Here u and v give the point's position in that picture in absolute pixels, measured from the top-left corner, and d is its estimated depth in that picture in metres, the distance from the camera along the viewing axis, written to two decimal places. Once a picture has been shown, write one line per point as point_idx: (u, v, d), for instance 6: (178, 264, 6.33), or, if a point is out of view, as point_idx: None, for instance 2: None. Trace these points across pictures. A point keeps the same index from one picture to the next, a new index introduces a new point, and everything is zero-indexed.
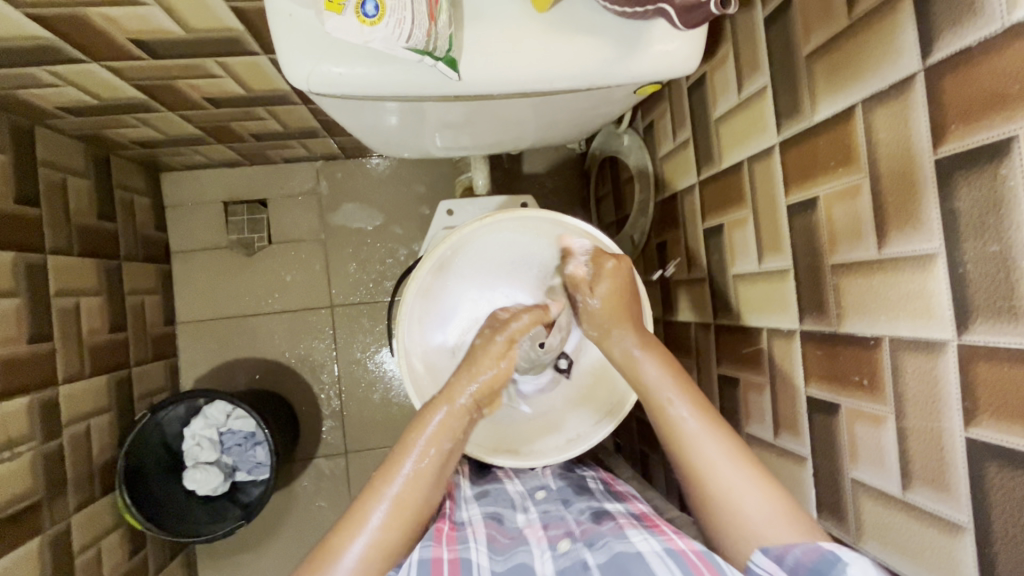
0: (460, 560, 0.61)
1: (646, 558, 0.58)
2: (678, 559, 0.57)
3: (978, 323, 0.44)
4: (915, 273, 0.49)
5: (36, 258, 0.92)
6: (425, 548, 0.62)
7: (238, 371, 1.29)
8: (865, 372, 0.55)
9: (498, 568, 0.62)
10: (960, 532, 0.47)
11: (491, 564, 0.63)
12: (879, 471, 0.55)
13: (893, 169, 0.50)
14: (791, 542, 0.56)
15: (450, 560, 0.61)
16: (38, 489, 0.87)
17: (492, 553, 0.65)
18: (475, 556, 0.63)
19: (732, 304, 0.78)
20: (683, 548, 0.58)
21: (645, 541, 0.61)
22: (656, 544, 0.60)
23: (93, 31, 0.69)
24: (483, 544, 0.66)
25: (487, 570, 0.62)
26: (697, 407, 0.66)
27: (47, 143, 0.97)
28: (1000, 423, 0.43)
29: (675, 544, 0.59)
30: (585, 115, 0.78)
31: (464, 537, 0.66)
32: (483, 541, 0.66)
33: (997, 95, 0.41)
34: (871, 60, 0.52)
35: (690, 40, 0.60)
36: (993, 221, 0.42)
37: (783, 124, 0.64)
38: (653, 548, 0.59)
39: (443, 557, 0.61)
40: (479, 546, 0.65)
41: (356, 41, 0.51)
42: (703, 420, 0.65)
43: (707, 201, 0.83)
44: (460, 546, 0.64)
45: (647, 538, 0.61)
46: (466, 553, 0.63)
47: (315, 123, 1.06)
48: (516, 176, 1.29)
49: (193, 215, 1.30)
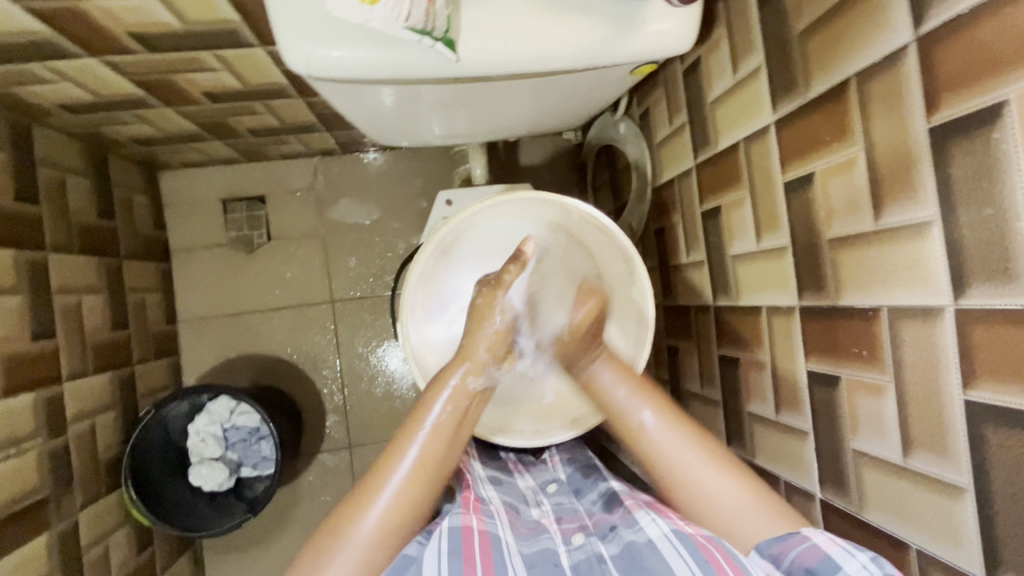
0: (489, 534, 0.62)
1: (656, 546, 0.59)
2: (686, 541, 0.57)
3: (974, 287, 0.45)
4: (911, 242, 0.50)
5: (37, 256, 0.92)
6: (455, 516, 0.63)
7: (240, 367, 1.29)
8: (864, 343, 0.56)
9: (525, 550, 0.63)
10: (961, 494, 0.47)
11: (518, 545, 0.64)
12: (881, 440, 0.56)
13: (888, 141, 0.51)
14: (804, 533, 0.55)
15: (479, 532, 0.62)
16: (45, 485, 0.87)
17: (516, 535, 0.66)
18: (502, 532, 0.63)
19: (731, 285, 0.79)
20: (690, 531, 0.59)
21: (653, 524, 0.61)
22: (664, 526, 0.60)
23: (90, 24, 0.69)
24: (508, 525, 0.66)
25: (515, 549, 0.62)
26: (654, 403, 0.67)
27: (45, 142, 0.97)
28: (997, 384, 0.43)
29: (684, 527, 0.60)
30: (582, 97, 0.79)
31: (490, 511, 0.67)
32: (507, 521, 0.67)
33: (988, 61, 0.42)
34: (864, 34, 0.52)
35: (685, 18, 0.61)
36: (987, 185, 0.43)
37: (777, 102, 0.65)
38: (661, 532, 0.60)
39: (472, 526, 0.62)
40: (505, 524, 0.66)
41: (356, 20, 0.53)
42: (662, 419, 0.66)
43: (704, 184, 0.83)
44: (488, 519, 0.65)
45: (654, 519, 0.62)
46: (494, 527, 0.63)
47: (312, 117, 1.06)
48: (514, 167, 1.30)
49: (191, 213, 1.30)
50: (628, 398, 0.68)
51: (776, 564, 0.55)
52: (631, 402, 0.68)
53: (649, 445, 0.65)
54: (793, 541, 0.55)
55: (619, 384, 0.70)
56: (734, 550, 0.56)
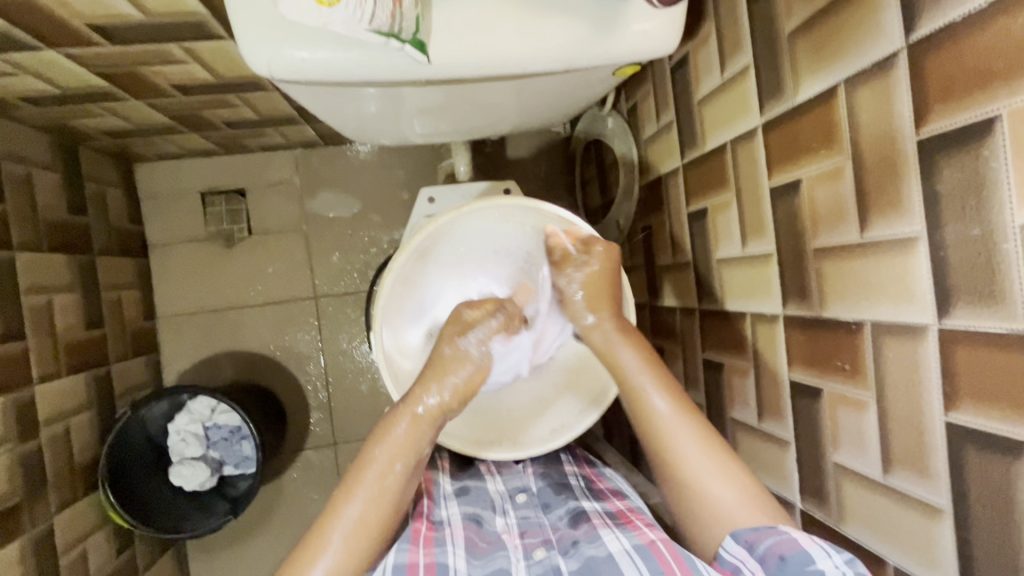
0: (436, 564, 0.62)
1: (615, 559, 0.60)
2: (646, 553, 0.59)
3: (959, 307, 0.43)
4: (897, 256, 0.48)
5: (3, 257, 0.89)
6: (400, 553, 0.63)
7: (223, 364, 1.27)
8: (846, 357, 0.55)
9: (476, 573, 0.63)
10: (939, 515, 0.47)
11: (469, 568, 0.64)
12: (862, 455, 0.55)
13: (876, 153, 0.49)
14: (761, 532, 0.56)
15: (425, 566, 0.62)
16: (17, 491, 0.85)
17: (470, 556, 0.65)
18: (451, 560, 0.63)
19: (716, 289, 0.78)
20: (650, 540, 0.61)
21: (615, 540, 0.62)
22: (626, 542, 0.61)
23: (46, 15, 0.65)
24: (461, 548, 0.66)
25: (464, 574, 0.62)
26: (664, 388, 0.67)
27: (8, 135, 0.93)
28: (979, 408, 0.43)
29: (644, 538, 0.62)
30: (567, 98, 0.76)
31: (442, 539, 0.66)
32: (461, 543, 0.67)
33: (978, 75, 0.40)
34: (854, 40, 0.50)
35: (670, 19, 0.58)
36: (974, 203, 0.41)
37: (765, 106, 0.63)
38: (623, 547, 0.61)
39: (418, 562, 0.62)
40: (456, 549, 0.65)
41: (313, 23, 0.49)
42: (672, 403, 0.66)
43: (691, 184, 0.81)
44: (437, 549, 0.65)
45: (617, 536, 0.63)
46: (442, 557, 0.63)
47: (291, 109, 1.02)
48: (501, 161, 1.27)
49: (169, 207, 1.27)
50: (644, 380, 0.68)
51: (749, 551, 0.56)
52: (643, 383, 0.68)
53: (656, 425, 0.66)
54: (767, 533, 0.56)
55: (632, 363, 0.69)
56: (690, 557, 0.57)
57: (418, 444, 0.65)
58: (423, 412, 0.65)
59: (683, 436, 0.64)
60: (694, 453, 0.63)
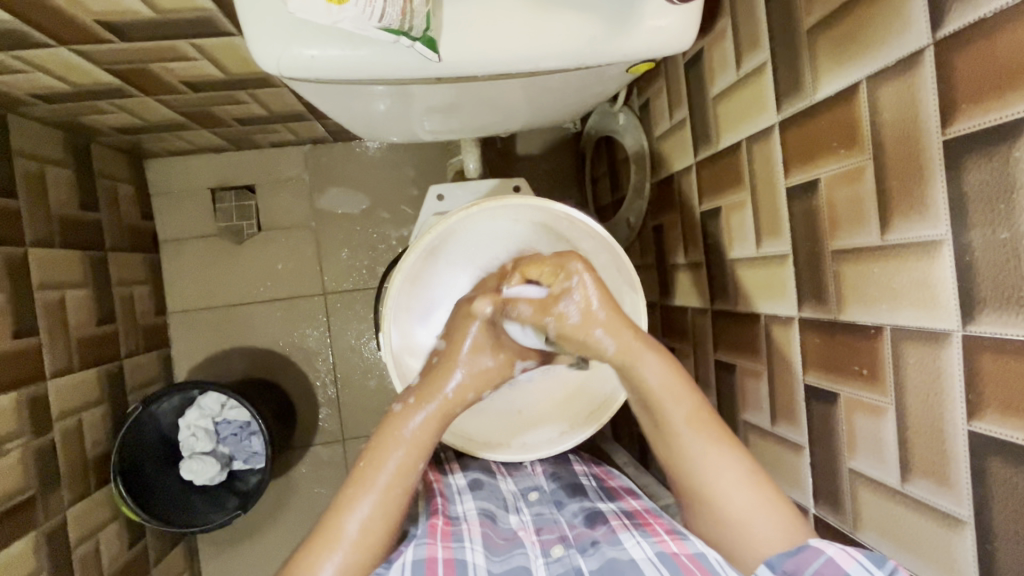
0: (455, 560, 0.62)
1: (640, 565, 0.59)
2: (669, 561, 0.58)
3: (985, 314, 0.42)
4: (920, 259, 0.47)
5: (16, 253, 0.89)
6: (420, 547, 0.62)
7: (233, 359, 1.27)
8: (865, 362, 0.54)
9: (496, 569, 0.63)
10: (961, 526, 0.46)
11: (488, 564, 0.63)
12: (879, 462, 0.53)
13: (899, 153, 0.48)
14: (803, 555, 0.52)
15: (445, 560, 0.61)
16: (31, 485, 0.86)
17: (488, 552, 0.65)
18: (471, 556, 0.63)
19: (729, 289, 0.76)
20: (674, 552, 0.59)
21: (638, 547, 0.62)
22: (649, 549, 0.61)
23: (56, 12, 0.65)
24: (479, 544, 0.66)
25: (483, 570, 0.62)
26: (694, 407, 0.63)
27: (21, 131, 0.93)
28: (1004, 417, 0.41)
29: (668, 547, 0.60)
30: (578, 95, 0.75)
31: (459, 535, 0.66)
32: (479, 540, 0.66)
33: (1009, 73, 0.39)
34: (877, 36, 0.49)
35: (685, 14, 0.57)
36: (1003, 207, 0.40)
37: (783, 104, 0.61)
38: (646, 554, 0.60)
39: (438, 556, 0.62)
40: (474, 545, 0.65)
41: (323, 21, 0.49)
42: (697, 427, 0.63)
43: (704, 182, 0.80)
44: (455, 545, 0.64)
45: (639, 542, 0.62)
46: (461, 553, 0.63)
47: (300, 105, 1.02)
48: (510, 157, 1.26)
49: (179, 203, 1.27)
50: (670, 397, 0.63)
51: None
52: (670, 403, 0.63)
53: (679, 447, 0.63)
54: (807, 557, 0.52)
55: (662, 381, 0.64)
56: (718, 567, 0.56)
57: (429, 441, 0.63)
58: (435, 407, 0.64)
59: (716, 460, 0.61)
60: (729, 479, 0.60)
